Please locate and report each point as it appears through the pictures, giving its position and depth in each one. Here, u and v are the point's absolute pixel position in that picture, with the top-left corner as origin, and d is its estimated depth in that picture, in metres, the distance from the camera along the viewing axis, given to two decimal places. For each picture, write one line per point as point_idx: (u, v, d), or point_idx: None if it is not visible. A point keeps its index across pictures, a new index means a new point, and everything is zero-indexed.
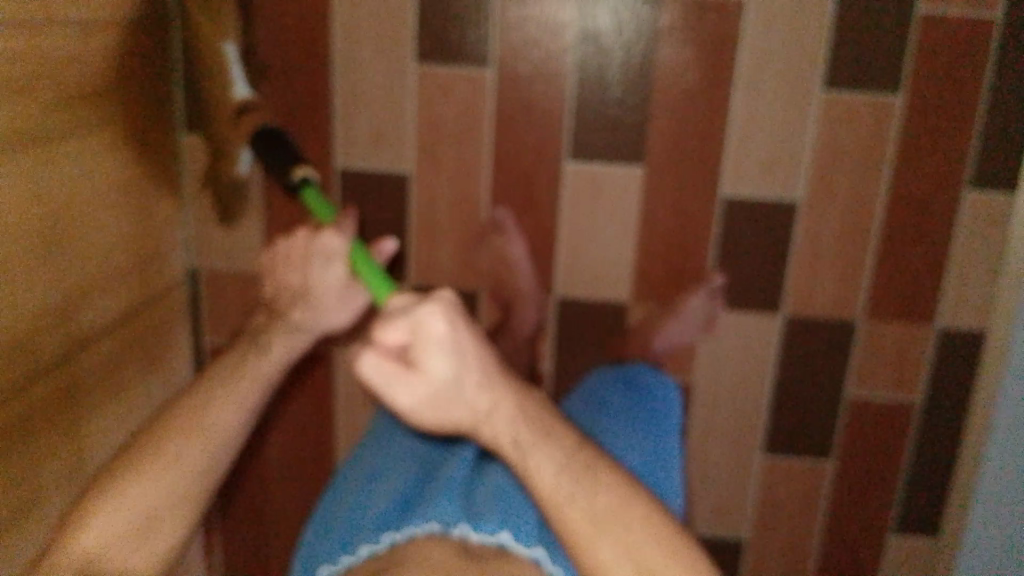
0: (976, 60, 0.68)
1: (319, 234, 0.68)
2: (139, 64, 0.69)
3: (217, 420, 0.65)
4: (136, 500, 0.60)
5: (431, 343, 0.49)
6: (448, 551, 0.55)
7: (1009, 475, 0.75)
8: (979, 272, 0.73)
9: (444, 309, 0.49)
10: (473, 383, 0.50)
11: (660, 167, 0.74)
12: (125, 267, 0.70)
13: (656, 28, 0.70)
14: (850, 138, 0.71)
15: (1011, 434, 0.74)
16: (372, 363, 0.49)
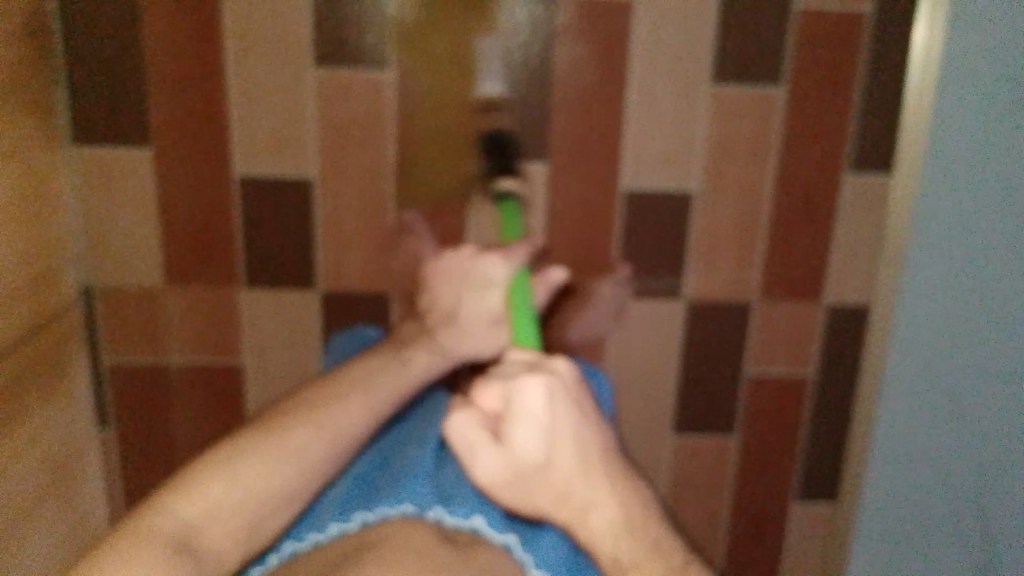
0: (852, 53, 0.73)
1: (482, 256, 0.70)
2: (18, 78, 0.65)
3: (340, 416, 0.63)
4: (243, 477, 0.58)
5: (522, 418, 0.55)
6: (424, 530, 0.61)
7: (897, 437, 0.79)
8: (864, 250, 0.78)
9: (545, 384, 0.55)
10: (564, 455, 0.56)
11: (563, 164, 0.75)
12: (16, 292, 0.67)
13: (552, 27, 0.72)
14: (740, 129, 0.75)
15: (899, 396, 0.78)
16: (465, 421, 0.57)
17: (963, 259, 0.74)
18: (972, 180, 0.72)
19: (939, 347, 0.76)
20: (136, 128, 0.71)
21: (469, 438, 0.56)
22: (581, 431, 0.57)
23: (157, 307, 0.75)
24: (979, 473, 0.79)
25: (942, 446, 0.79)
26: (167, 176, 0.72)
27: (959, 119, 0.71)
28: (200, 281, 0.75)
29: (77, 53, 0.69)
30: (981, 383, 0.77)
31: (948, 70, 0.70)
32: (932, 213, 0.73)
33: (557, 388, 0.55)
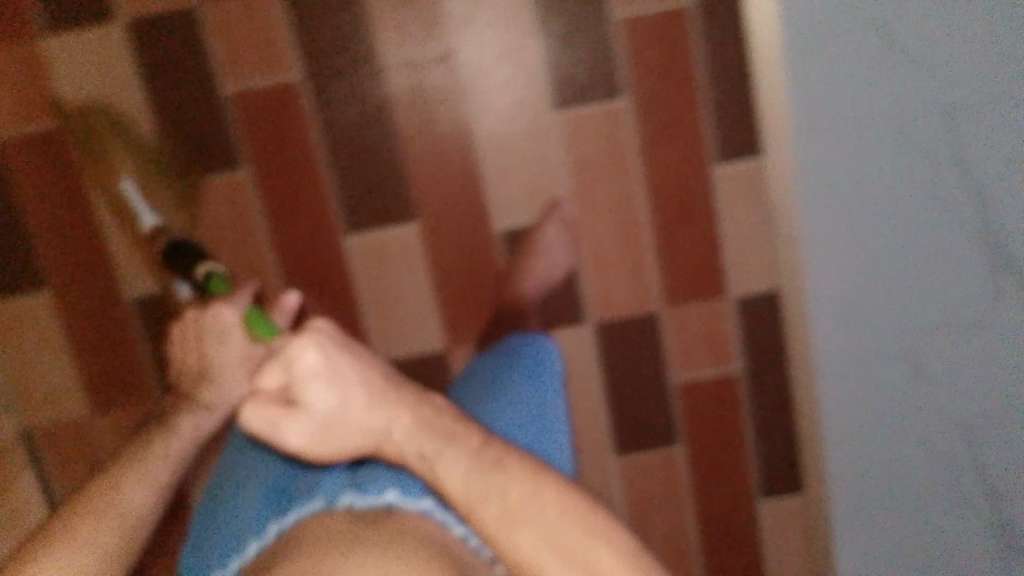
0: (684, 48, 0.74)
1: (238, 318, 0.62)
2: None
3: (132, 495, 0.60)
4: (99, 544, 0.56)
5: (307, 385, 0.46)
6: (335, 518, 0.52)
7: (859, 416, 0.76)
8: (756, 236, 0.78)
9: (320, 352, 0.46)
10: (363, 407, 0.47)
11: (434, 220, 0.76)
12: None
13: (387, 90, 0.73)
14: (597, 147, 0.75)
15: (850, 373, 0.75)
16: (255, 417, 0.48)
17: (864, 215, 0.71)
18: (853, 133, 0.69)
19: (864, 311, 0.73)
20: (32, 279, 0.75)
21: (262, 425, 0.47)
22: (387, 390, 0.48)
23: (89, 435, 0.79)
24: (947, 433, 0.75)
25: (895, 414, 0.75)
26: (67, 312, 0.76)
27: (826, 74, 0.67)
28: (124, 405, 0.79)
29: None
30: (921, 335, 0.73)
31: (802, 29, 0.66)
32: (818, 178, 0.71)
33: (327, 343, 0.46)
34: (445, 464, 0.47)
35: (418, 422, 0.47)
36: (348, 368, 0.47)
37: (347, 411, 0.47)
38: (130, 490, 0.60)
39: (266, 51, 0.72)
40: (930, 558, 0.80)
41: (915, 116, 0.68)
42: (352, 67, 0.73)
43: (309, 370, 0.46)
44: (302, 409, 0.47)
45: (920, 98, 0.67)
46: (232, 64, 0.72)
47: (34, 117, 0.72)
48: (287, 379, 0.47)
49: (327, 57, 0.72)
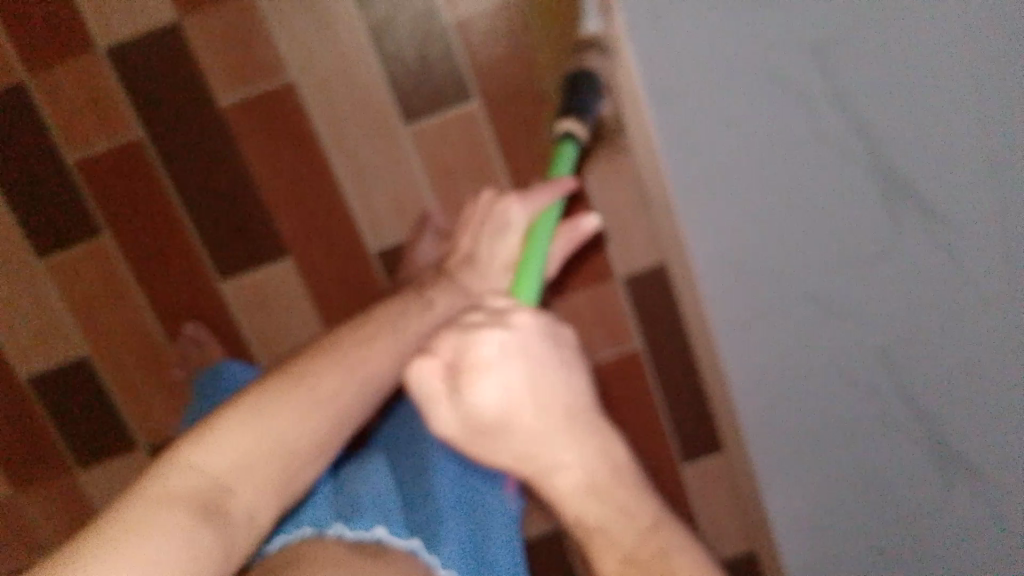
0: (526, 43, 0.69)
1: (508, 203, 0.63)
2: None
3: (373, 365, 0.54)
4: (265, 424, 0.49)
5: (488, 373, 0.39)
6: (332, 546, 0.58)
7: (792, 367, 0.74)
8: (633, 213, 0.77)
9: (506, 337, 0.40)
10: (538, 428, 0.40)
11: (307, 251, 0.75)
12: None
13: (230, 133, 0.71)
14: (456, 155, 0.73)
15: (774, 319, 0.72)
16: (418, 380, 0.41)
17: (774, 189, 0.66)
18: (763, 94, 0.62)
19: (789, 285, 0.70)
20: None
21: (424, 393, 0.40)
22: (565, 390, 0.41)
23: (16, 511, 0.81)
24: (888, 389, 0.70)
25: (837, 373, 0.72)
26: None
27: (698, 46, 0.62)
28: (41, 477, 0.80)
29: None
30: (855, 298, 0.68)
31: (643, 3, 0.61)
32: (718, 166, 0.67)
33: (520, 344, 0.40)
34: (570, 482, 0.41)
35: (586, 459, 0.41)
36: (546, 383, 0.40)
37: (506, 423, 0.39)
38: (379, 352, 0.55)
39: (102, 114, 0.70)
40: (929, 515, 0.74)
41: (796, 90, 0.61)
42: (191, 117, 0.70)
43: (487, 359, 0.39)
44: (456, 399, 0.40)
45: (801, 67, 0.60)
46: (71, 132, 0.71)
47: None
48: (458, 362, 0.40)
49: (163, 110, 0.70)
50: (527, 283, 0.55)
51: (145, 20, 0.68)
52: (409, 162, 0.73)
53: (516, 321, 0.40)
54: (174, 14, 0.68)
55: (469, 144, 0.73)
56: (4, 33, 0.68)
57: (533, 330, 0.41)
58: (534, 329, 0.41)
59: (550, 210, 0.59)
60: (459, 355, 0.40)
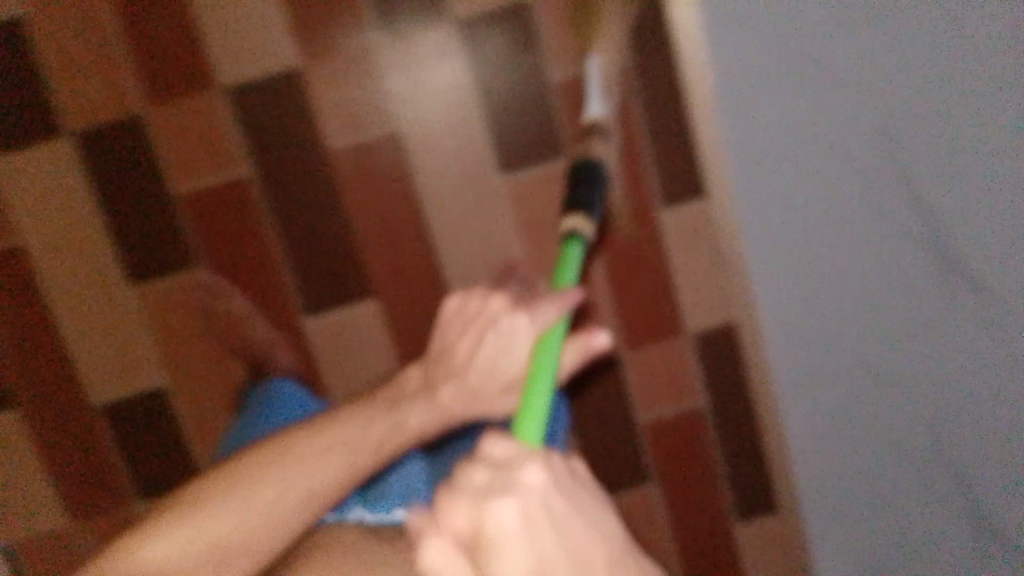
0: (621, 104, 0.76)
1: (499, 316, 0.56)
2: None
3: (377, 433, 0.58)
4: (250, 490, 0.56)
5: (505, 546, 0.36)
6: (348, 534, 0.60)
7: (826, 429, 0.78)
8: (710, 270, 0.80)
9: (522, 503, 0.37)
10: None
11: (393, 292, 0.78)
12: None
13: (333, 172, 0.74)
14: (545, 206, 0.77)
15: (817, 385, 0.77)
16: (434, 562, 0.36)
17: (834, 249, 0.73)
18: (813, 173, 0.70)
19: (804, 273, 0.74)
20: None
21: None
22: (592, 540, 0.40)
23: (69, 541, 0.80)
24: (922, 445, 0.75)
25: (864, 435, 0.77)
26: (33, 425, 0.77)
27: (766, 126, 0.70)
28: (101, 505, 0.79)
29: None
30: (856, 295, 0.74)
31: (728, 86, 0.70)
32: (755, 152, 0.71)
33: (536, 505, 0.37)
34: None
35: None
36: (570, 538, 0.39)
37: None
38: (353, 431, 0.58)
39: (214, 148, 0.72)
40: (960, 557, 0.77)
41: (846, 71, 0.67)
42: (300, 156, 0.74)
43: (506, 529, 0.36)
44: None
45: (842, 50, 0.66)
46: (182, 163, 0.72)
47: None
48: (476, 532, 0.37)
49: (275, 148, 0.73)
50: (532, 422, 0.46)
51: (272, 61, 0.71)
52: (500, 211, 0.77)
53: (526, 475, 0.38)
54: (298, 57, 0.71)
55: (556, 195, 0.77)
56: (132, 64, 0.71)
57: (545, 487, 0.38)
58: (548, 486, 0.38)
59: (558, 325, 0.52)
60: (477, 525, 0.37)
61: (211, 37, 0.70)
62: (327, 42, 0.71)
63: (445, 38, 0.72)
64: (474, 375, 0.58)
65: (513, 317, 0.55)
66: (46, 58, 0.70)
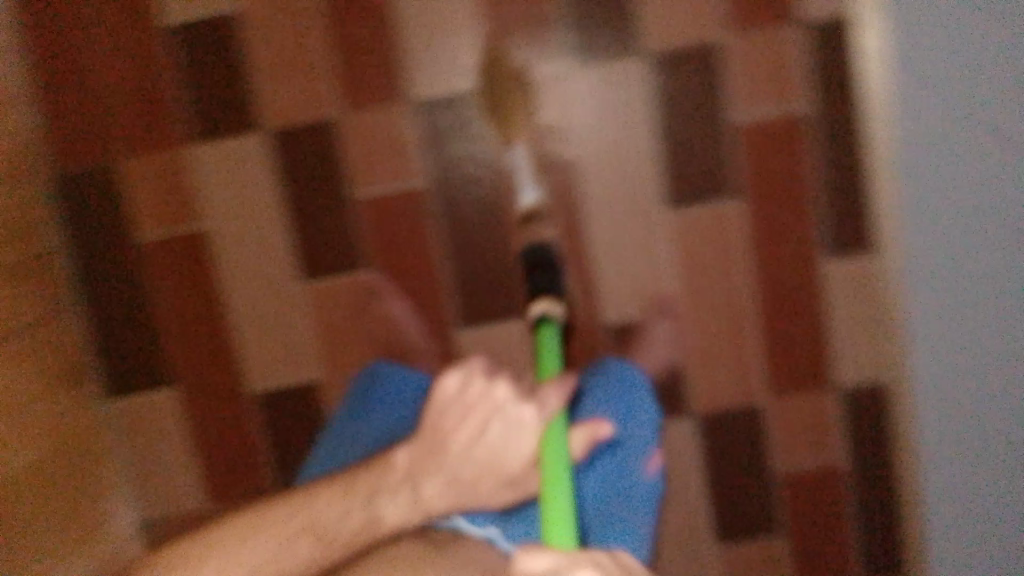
0: (796, 152, 0.77)
1: (502, 398, 0.56)
2: (53, 335, 0.77)
3: (385, 507, 0.62)
4: (248, 541, 0.61)
5: None
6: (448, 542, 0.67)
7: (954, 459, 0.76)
8: (866, 327, 0.79)
9: None
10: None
11: (548, 315, 0.80)
12: (63, 511, 0.75)
13: (508, 188, 0.79)
14: (705, 246, 0.79)
15: (946, 409, 0.75)
16: None
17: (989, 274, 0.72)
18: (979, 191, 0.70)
19: (966, 308, 0.73)
20: (161, 365, 0.81)
21: None
22: None
23: (205, 519, 0.83)
24: None
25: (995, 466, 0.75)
26: (194, 402, 0.81)
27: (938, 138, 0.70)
28: (242, 487, 0.82)
29: (97, 302, 0.80)
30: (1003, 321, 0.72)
31: (908, 86, 0.70)
32: (924, 199, 0.72)
33: None
34: None
35: None
36: None
37: None
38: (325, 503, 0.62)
39: (400, 158, 0.78)
40: None
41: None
42: (480, 171, 0.78)
43: None
44: None
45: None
46: (366, 168, 0.78)
47: (175, 211, 0.79)
48: None
49: (456, 161, 0.78)
50: (560, 527, 0.48)
51: (466, 81, 0.77)
52: (659, 244, 0.80)
53: None
54: (491, 78, 0.77)
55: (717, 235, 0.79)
56: (338, 76, 0.77)
57: None
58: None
59: (557, 421, 0.54)
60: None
61: (415, 58, 0.77)
62: (520, 70, 0.77)
63: (629, 70, 0.76)
64: (474, 458, 0.58)
65: (519, 406, 0.55)
66: (257, 59, 0.77)
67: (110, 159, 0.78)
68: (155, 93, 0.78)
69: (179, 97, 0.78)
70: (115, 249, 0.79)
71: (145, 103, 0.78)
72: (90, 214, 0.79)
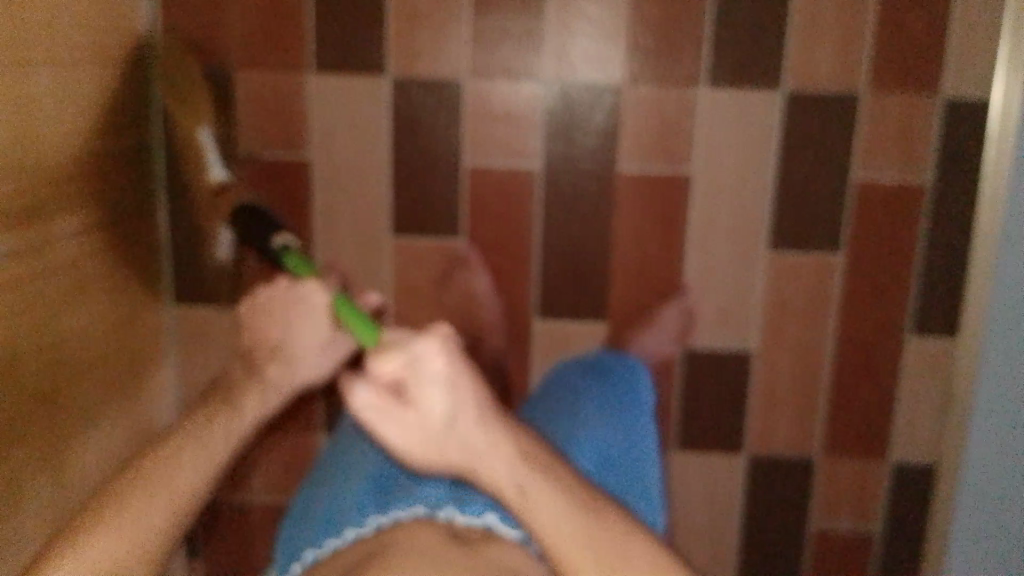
0: (911, 218, 0.75)
1: (296, 286, 0.60)
2: (135, 234, 0.74)
3: (245, 406, 0.61)
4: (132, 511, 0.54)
5: (426, 386, 0.42)
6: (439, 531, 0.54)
7: (995, 546, 0.75)
8: (931, 406, 0.78)
9: (442, 349, 0.41)
10: (474, 423, 0.43)
11: (623, 321, 0.78)
12: (115, 416, 0.73)
13: (613, 185, 0.75)
14: (798, 291, 0.77)
15: (999, 498, 0.74)
16: (365, 401, 0.42)
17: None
18: None
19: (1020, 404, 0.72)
20: (235, 288, 0.78)
21: (373, 413, 0.43)
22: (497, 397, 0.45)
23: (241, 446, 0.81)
24: None
25: None
26: None
27: None
28: (285, 423, 0.81)
29: (180, 212, 0.77)
30: None
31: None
32: (1012, 296, 0.71)
33: (456, 352, 0.42)
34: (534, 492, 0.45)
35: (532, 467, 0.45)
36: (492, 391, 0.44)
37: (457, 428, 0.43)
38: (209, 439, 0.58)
39: (517, 132, 0.75)
40: None
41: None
42: (590, 168, 0.75)
43: (427, 371, 0.42)
44: (411, 409, 0.42)
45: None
46: (478, 137, 0.75)
47: (278, 136, 0.75)
48: (409, 375, 0.42)
49: (567, 153, 0.75)
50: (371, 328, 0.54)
51: (596, 73, 0.73)
52: (753, 278, 0.77)
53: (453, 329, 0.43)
54: (621, 76, 0.73)
55: (813, 282, 0.77)
56: (468, 33, 0.73)
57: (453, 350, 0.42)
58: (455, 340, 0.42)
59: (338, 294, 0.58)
60: (408, 368, 0.42)
61: (553, 33, 0.73)
62: (656, 69, 0.73)
63: (768, 100, 0.73)
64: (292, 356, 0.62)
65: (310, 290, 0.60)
66: (388, 0, 0.72)
67: (227, 68, 0.74)
68: (282, 12, 0.73)
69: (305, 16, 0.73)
70: None
71: (271, 20, 0.73)
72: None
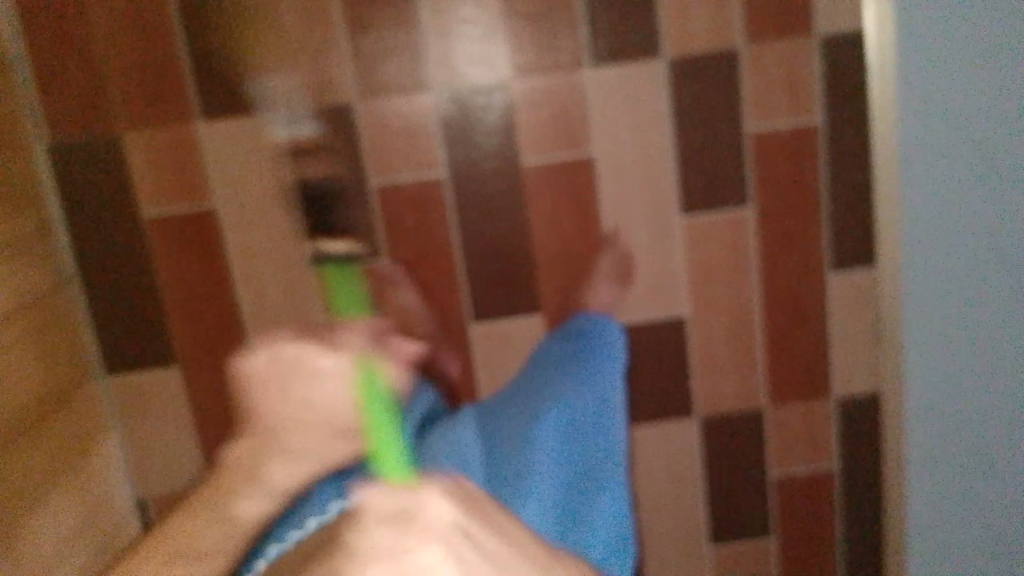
0: (811, 164, 0.77)
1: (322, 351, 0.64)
2: (50, 310, 0.73)
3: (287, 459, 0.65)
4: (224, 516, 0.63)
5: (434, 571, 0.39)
6: None
7: (934, 443, 0.81)
8: (863, 338, 0.81)
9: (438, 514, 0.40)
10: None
11: (556, 311, 0.79)
12: (61, 492, 0.71)
13: (520, 181, 0.76)
14: (717, 252, 0.79)
15: (930, 397, 0.80)
16: None
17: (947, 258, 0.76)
18: (942, 181, 0.75)
19: (932, 294, 0.77)
20: (164, 348, 0.77)
21: None
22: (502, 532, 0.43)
23: None
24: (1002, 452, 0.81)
25: (964, 442, 0.81)
26: (195, 387, 0.78)
27: (920, 135, 0.74)
28: None
29: (94, 282, 0.76)
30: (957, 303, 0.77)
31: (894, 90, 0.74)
32: (920, 204, 0.76)
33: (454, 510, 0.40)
34: None
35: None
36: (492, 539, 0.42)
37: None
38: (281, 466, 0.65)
39: (415, 146, 0.75)
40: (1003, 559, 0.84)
41: (999, 147, 0.74)
42: (496, 167, 0.76)
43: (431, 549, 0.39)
44: None
45: (996, 134, 0.74)
46: (380, 157, 0.75)
47: (179, 187, 0.74)
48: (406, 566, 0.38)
49: (470, 157, 0.75)
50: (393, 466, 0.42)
51: (484, 73, 0.74)
52: (673, 248, 0.78)
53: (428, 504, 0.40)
54: (509, 73, 0.74)
55: (730, 240, 0.78)
56: (347, 56, 0.73)
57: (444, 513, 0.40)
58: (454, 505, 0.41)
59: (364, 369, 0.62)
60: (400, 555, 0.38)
61: (431, 42, 0.73)
62: (537, 60, 0.74)
63: (653, 73, 0.75)
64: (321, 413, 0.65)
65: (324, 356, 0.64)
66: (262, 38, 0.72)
67: (114, 127, 0.73)
68: (160, 64, 0.72)
69: (180, 67, 0.72)
70: (113, 224, 0.75)
71: (150, 73, 0.72)
72: (87, 187, 0.74)
